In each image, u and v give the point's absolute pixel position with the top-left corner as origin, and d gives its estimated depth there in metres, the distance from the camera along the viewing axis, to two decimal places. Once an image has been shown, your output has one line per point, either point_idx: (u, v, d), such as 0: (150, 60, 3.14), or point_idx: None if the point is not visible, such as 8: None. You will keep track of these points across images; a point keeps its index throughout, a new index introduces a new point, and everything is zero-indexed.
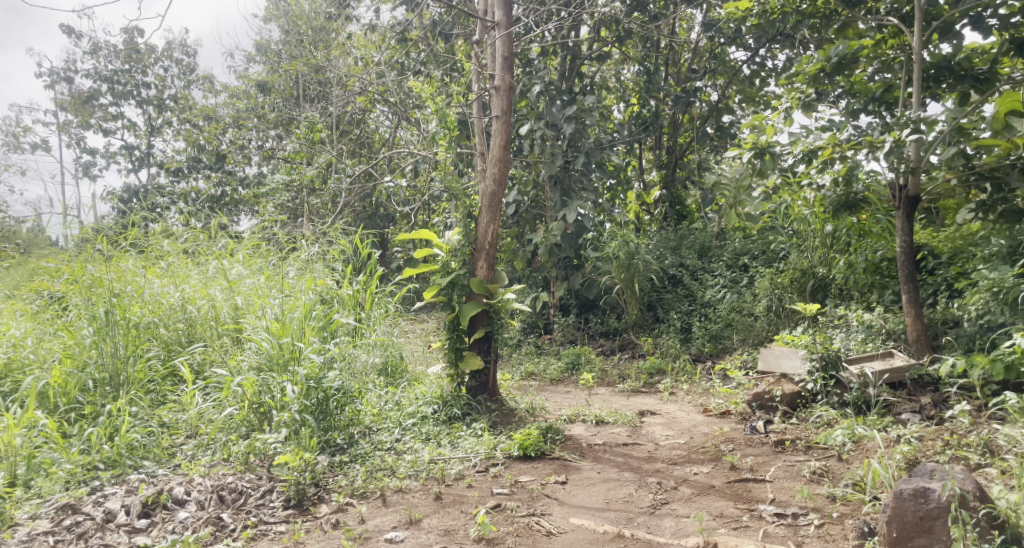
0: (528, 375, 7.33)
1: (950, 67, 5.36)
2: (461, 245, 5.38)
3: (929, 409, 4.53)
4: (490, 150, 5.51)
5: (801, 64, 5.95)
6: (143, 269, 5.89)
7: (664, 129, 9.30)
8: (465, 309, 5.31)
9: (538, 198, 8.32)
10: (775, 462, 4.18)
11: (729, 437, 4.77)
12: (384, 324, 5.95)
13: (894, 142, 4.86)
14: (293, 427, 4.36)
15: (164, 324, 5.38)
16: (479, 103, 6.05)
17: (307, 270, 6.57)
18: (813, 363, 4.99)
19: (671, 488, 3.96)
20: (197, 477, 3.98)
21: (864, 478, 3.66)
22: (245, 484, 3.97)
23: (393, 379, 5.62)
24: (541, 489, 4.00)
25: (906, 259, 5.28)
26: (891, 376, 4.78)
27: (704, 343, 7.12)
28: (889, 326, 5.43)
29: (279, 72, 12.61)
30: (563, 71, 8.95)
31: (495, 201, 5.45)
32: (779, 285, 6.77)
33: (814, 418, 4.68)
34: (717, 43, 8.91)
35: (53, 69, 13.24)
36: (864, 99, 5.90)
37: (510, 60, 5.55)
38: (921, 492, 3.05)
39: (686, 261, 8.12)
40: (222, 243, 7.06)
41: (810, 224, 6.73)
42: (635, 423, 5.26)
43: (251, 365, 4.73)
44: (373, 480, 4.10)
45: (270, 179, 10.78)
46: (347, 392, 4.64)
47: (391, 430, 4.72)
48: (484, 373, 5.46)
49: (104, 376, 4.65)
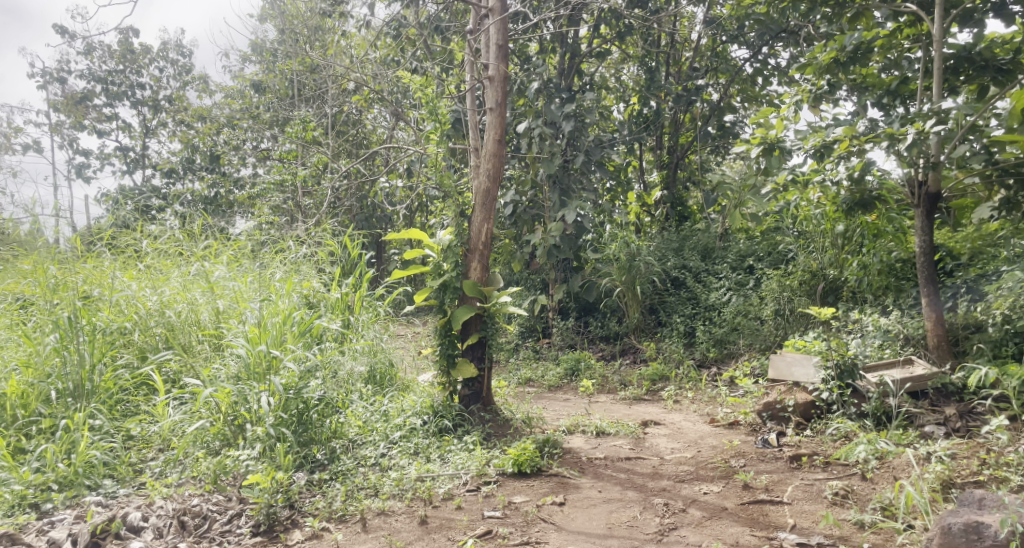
0: (524, 382, 7.03)
1: (971, 57, 5.02)
2: (453, 245, 5.06)
3: (955, 421, 4.23)
4: (485, 145, 5.20)
5: (813, 52, 5.57)
6: (120, 273, 5.60)
7: (665, 128, 8.98)
8: (457, 314, 4.98)
9: (536, 198, 8.01)
10: (792, 480, 3.85)
11: (740, 450, 4.43)
12: (374, 328, 5.63)
13: (917, 133, 4.51)
14: (268, 442, 4.03)
15: (139, 329, 5.05)
16: (473, 95, 5.71)
17: (295, 274, 6.26)
18: (828, 371, 4.63)
19: (679, 511, 3.63)
20: (158, 499, 3.66)
21: (894, 502, 3.36)
22: (210, 507, 3.66)
23: (380, 388, 5.25)
24: (536, 513, 3.68)
25: (925, 259, 4.96)
26: (913, 385, 4.44)
27: (709, 349, 6.81)
28: (908, 331, 5.13)
29: (274, 72, 12.33)
30: (562, 69, 8.60)
31: (489, 199, 5.12)
32: (787, 289, 6.42)
33: (831, 430, 4.39)
34: (719, 40, 8.57)
35: (46, 69, 12.95)
36: (877, 92, 5.58)
37: (504, 50, 5.23)
38: (974, 525, 2.78)
39: (689, 262, 7.76)
40: (207, 244, 6.78)
41: (819, 225, 6.40)
42: (639, 434, 4.94)
43: (228, 375, 4.40)
44: (353, 502, 3.80)
45: (262, 181, 10.49)
46: (330, 403, 4.39)
47: (377, 444, 4.37)
48: (477, 381, 5.11)
49: (67, 387, 4.33)
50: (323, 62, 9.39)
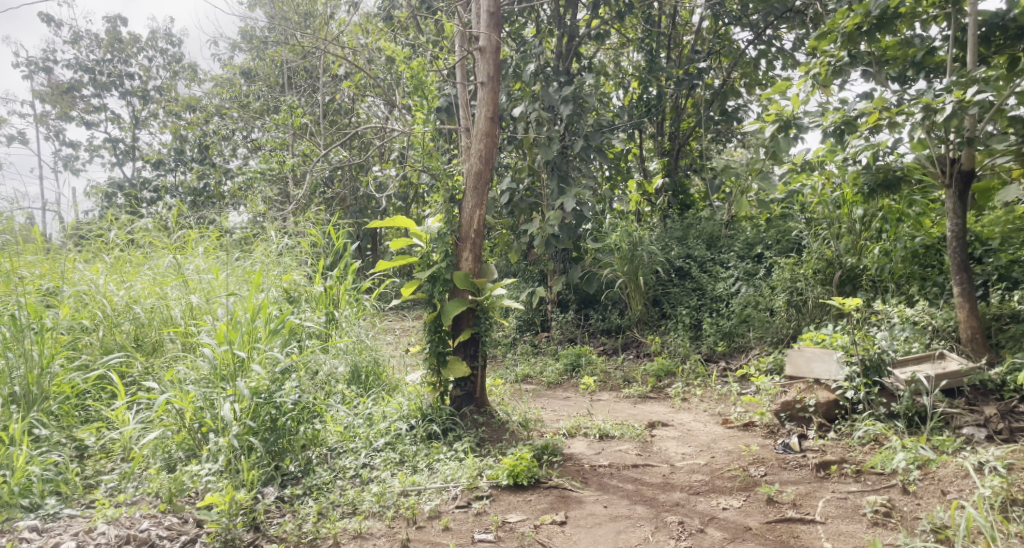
0: (522, 379, 6.60)
1: (1004, 25, 4.56)
2: (443, 233, 4.60)
3: (997, 423, 3.87)
4: (476, 123, 4.77)
5: (834, 18, 4.94)
6: (83, 266, 5.16)
7: (666, 114, 8.49)
8: (448, 308, 4.53)
9: (533, 186, 7.56)
10: (822, 493, 3.46)
11: (759, 457, 4.01)
12: (359, 325, 5.13)
13: (957, 103, 4.06)
14: (232, 454, 3.60)
15: (104, 328, 4.64)
16: (462, 68, 5.25)
17: (274, 266, 5.79)
18: (853, 368, 4.24)
19: (697, 532, 3.23)
20: (100, 524, 3.24)
21: (948, 524, 2.96)
22: (161, 533, 3.26)
23: (365, 389, 4.84)
24: (534, 535, 3.29)
25: (957, 244, 4.53)
26: (949, 383, 4.05)
27: (717, 342, 6.39)
28: (937, 323, 4.70)
29: (264, 59, 11.97)
30: (559, 51, 8.06)
31: (482, 183, 4.71)
32: (800, 278, 5.98)
33: (858, 434, 4.00)
34: (722, 22, 8.09)
35: (33, 59, 12.48)
36: (901, 63, 5.10)
37: (496, 17, 4.78)
38: None
39: (694, 251, 7.32)
40: (182, 234, 6.29)
41: (836, 210, 5.95)
42: (645, 438, 4.53)
43: (192, 379, 3.97)
44: (327, 522, 3.42)
45: (249, 170, 10.02)
46: (305, 408, 3.95)
47: (358, 452, 3.99)
48: (470, 381, 4.70)
49: (13, 393, 3.90)
50: (311, 48, 8.94)
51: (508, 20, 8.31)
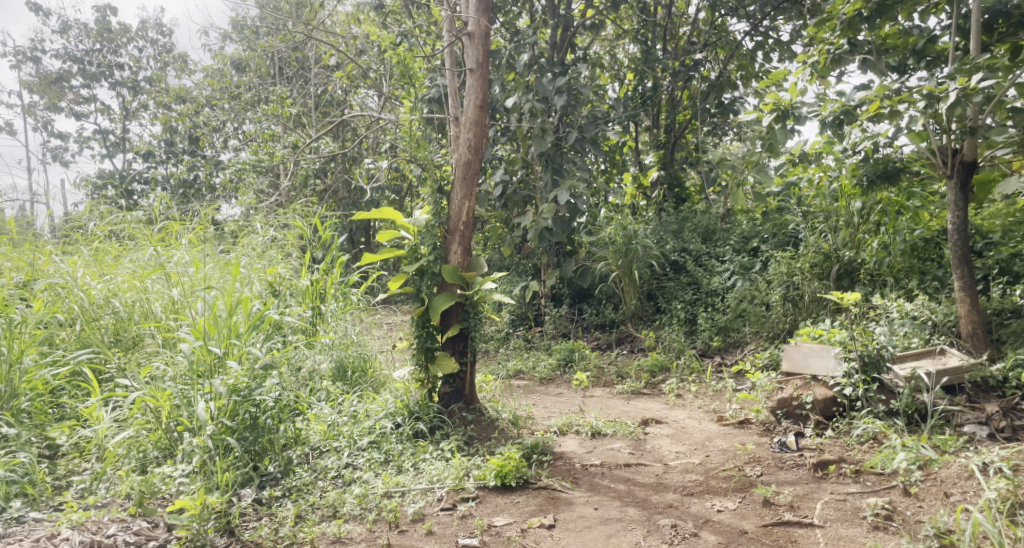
0: (513, 374, 6.47)
1: (1007, 12, 4.44)
2: (431, 225, 4.45)
3: (998, 420, 3.75)
4: (465, 112, 4.63)
5: (835, 4, 4.81)
6: (62, 259, 5.01)
7: (662, 106, 8.34)
8: (435, 303, 4.39)
9: (527, 179, 7.43)
10: (820, 495, 3.34)
11: (755, 456, 3.89)
12: (345, 320, 5.00)
13: (961, 91, 3.92)
14: (207, 455, 3.46)
15: (81, 322, 4.50)
16: (451, 54, 5.10)
17: (260, 259, 5.64)
18: (851, 364, 4.12)
19: (690, 536, 3.11)
20: (65, 529, 3.10)
21: (952, 529, 2.86)
22: (128, 538, 3.11)
23: (351, 386, 4.71)
24: (521, 540, 3.17)
25: (958, 238, 4.38)
26: (950, 379, 3.94)
27: (712, 337, 6.28)
28: (936, 318, 4.59)
29: (255, 50, 11.77)
30: (553, 42, 7.89)
31: (471, 173, 4.57)
32: (797, 271, 5.84)
33: (857, 432, 3.89)
34: (719, 13, 7.94)
35: (20, 48, 12.29)
36: (901, 52, 4.96)
37: (486, 2, 4.63)
38: None
39: (689, 245, 7.19)
40: (165, 226, 6.14)
41: (834, 203, 5.83)
42: (638, 435, 4.41)
43: (170, 375, 3.83)
44: (304, 526, 3.30)
45: (239, 162, 9.85)
46: (286, 407, 3.82)
47: (341, 452, 3.87)
48: (459, 378, 4.56)
49: None
50: (301, 38, 8.76)
51: (501, 9, 8.13)
